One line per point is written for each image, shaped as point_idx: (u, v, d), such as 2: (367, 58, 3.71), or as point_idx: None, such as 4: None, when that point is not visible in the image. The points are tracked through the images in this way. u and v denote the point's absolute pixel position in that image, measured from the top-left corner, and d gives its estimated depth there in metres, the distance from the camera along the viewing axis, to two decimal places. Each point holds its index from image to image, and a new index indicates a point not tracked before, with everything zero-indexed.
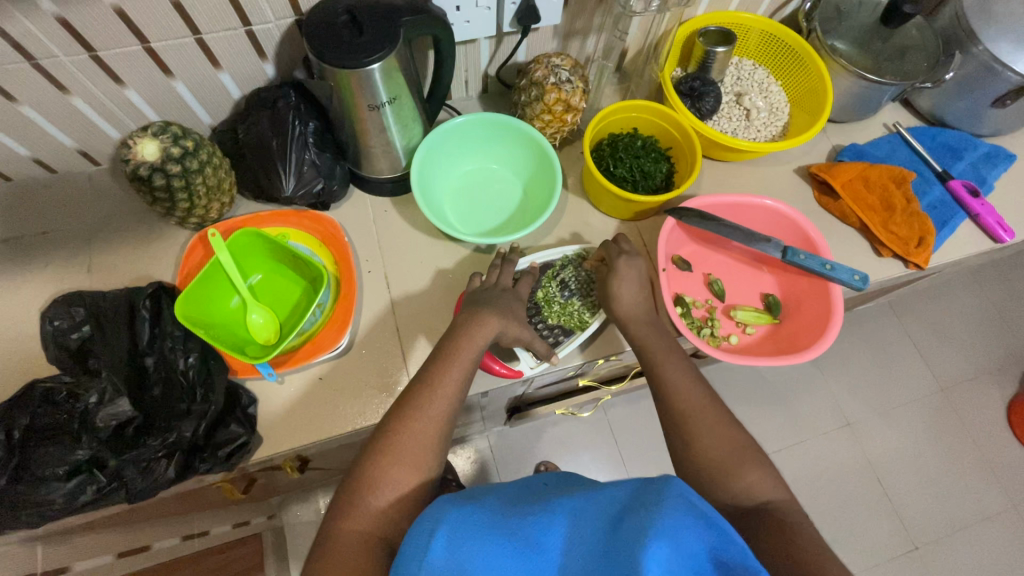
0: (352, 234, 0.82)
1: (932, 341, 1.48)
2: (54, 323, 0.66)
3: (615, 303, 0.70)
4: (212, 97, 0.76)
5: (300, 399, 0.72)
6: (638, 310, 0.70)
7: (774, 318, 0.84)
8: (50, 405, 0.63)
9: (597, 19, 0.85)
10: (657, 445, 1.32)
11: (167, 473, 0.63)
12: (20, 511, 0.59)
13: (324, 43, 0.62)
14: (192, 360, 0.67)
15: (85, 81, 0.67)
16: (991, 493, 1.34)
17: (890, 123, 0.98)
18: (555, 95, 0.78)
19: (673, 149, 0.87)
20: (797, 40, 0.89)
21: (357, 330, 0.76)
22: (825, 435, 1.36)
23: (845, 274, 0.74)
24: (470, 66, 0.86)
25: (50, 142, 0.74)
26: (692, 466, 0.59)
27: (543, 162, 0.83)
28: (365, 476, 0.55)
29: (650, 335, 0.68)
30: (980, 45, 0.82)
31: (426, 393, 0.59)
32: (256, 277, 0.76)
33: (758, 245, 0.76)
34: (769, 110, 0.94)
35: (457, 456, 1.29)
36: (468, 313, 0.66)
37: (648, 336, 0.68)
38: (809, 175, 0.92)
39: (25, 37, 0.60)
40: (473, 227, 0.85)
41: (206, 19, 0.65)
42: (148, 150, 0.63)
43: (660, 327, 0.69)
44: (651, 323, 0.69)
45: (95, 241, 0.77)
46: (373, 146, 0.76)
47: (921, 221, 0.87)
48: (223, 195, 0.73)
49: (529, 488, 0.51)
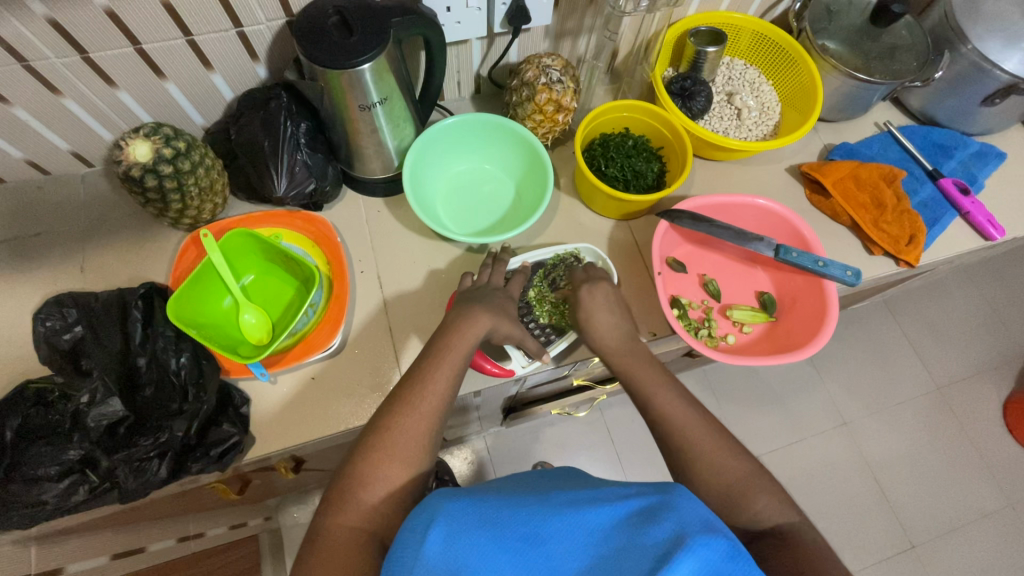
0: (345, 234, 0.82)
1: (928, 340, 1.48)
2: (46, 324, 0.66)
3: (593, 335, 0.70)
4: (205, 98, 0.77)
5: (293, 399, 0.72)
6: (618, 337, 0.69)
7: (769, 317, 0.84)
8: (42, 405, 0.64)
9: (588, 19, 0.86)
10: (653, 444, 1.33)
11: (159, 474, 0.63)
12: (11, 511, 0.59)
13: (314, 44, 0.63)
14: (184, 360, 0.66)
15: (76, 82, 0.68)
16: (987, 492, 1.34)
17: (881, 122, 0.99)
18: (546, 95, 0.79)
19: (664, 149, 0.87)
20: (787, 40, 0.90)
21: (350, 330, 0.76)
22: (821, 433, 1.36)
23: (838, 270, 0.75)
24: (462, 67, 0.87)
25: (43, 144, 0.74)
26: (685, 460, 0.59)
27: (535, 163, 0.83)
28: (355, 473, 0.55)
29: (630, 362, 0.67)
30: (969, 43, 0.83)
31: (418, 390, 0.59)
32: (249, 277, 0.77)
33: (750, 244, 0.76)
34: (761, 109, 0.94)
35: (454, 457, 1.30)
36: (459, 311, 0.66)
37: (627, 363, 0.67)
38: (800, 174, 0.93)
39: (17, 39, 0.60)
40: (465, 227, 0.85)
41: (197, 20, 0.65)
42: (141, 151, 0.63)
43: (639, 351, 0.68)
44: (628, 350, 0.68)
45: (89, 242, 0.78)
46: (365, 147, 0.76)
47: (911, 219, 0.87)
48: (215, 196, 0.73)
49: (526, 484, 0.52)
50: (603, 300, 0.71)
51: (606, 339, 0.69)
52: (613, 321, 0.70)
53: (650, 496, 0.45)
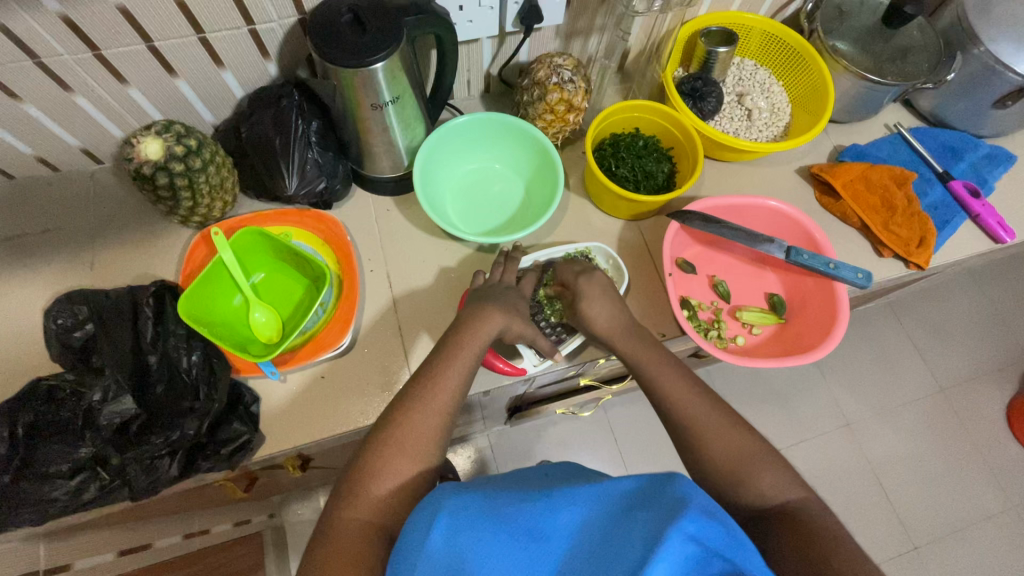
0: (355, 234, 0.82)
1: (932, 341, 1.48)
2: (58, 321, 0.66)
3: (603, 308, 0.71)
4: (215, 96, 0.77)
5: (302, 397, 0.72)
6: (624, 312, 0.70)
7: (778, 318, 0.84)
8: (53, 403, 0.63)
9: (599, 19, 0.86)
10: (657, 444, 1.33)
11: (170, 471, 0.64)
12: (21, 509, 0.59)
13: (328, 43, 0.62)
14: (194, 359, 0.67)
15: (88, 80, 0.68)
16: (989, 493, 1.34)
17: (891, 124, 0.98)
18: (557, 95, 0.78)
19: (674, 149, 0.87)
20: (799, 40, 0.89)
21: (359, 328, 0.76)
22: (823, 434, 1.36)
23: (849, 273, 0.75)
24: (472, 65, 0.87)
25: (52, 140, 0.74)
26: (694, 456, 0.60)
27: (545, 162, 0.83)
28: (367, 467, 0.55)
29: (634, 348, 0.68)
30: (981, 45, 0.82)
31: (430, 386, 0.59)
32: (258, 275, 0.76)
33: (761, 245, 0.76)
34: (771, 111, 0.94)
35: (457, 456, 1.30)
36: (471, 309, 0.66)
37: (641, 332, 0.69)
38: (810, 175, 0.93)
39: (28, 35, 0.60)
40: (475, 227, 0.85)
41: (210, 18, 0.65)
42: (152, 149, 0.62)
43: (646, 328, 0.70)
44: (636, 328, 0.69)
45: (98, 239, 0.77)
46: (375, 145, 0.76)
47: (921, 221, 0.87)
48: (225, 194, 0.72)
49: (534, 478, 0.51)
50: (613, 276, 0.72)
51: (616, 314, 0.70)
52: (612, 305, 0.70)
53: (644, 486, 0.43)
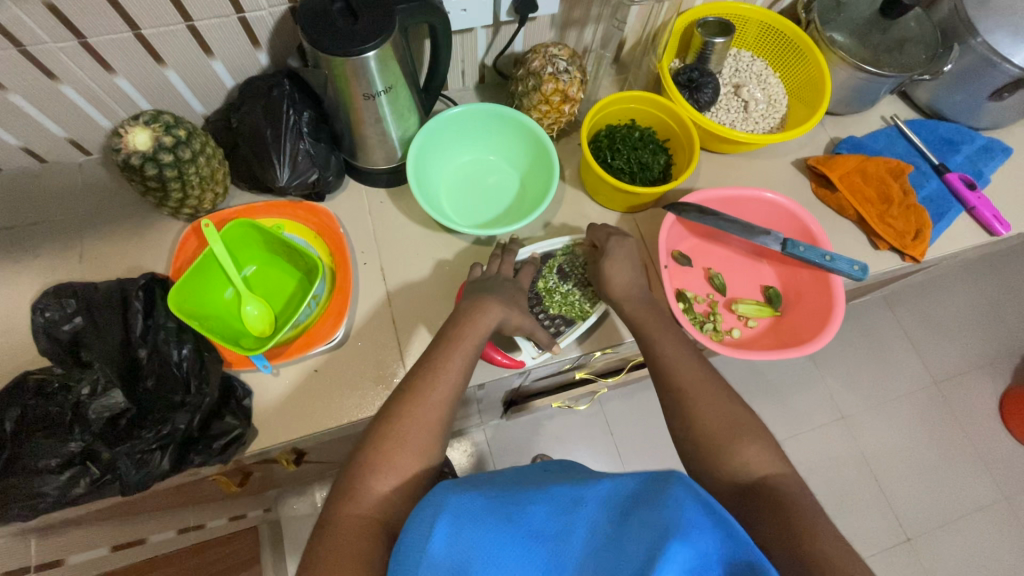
0: (348, 225, 0.81)
1: (926, 334, 1.49)
2: (44, 314, 0.65)
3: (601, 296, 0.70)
4: (205, 86, 0.76)
5: (295, 390, 0.71)
6: (632, 294, 0.70)
7: (775, 311, 0.84)
8: (43, 396, 0.63)
9: (595, 9, 0.85)
10: (653, 437, 1.33)
11: (162, 466, 0.62)
12: (11, 504, 0.59)
13: (319, 31, 0.61)
14: (186, 352, 0.66)
15: (76, 70, 0.66)
16: (982, 485, 1.35)
17: (888, 116, 0.98)
18: (552, 85, 0.78)
19: (671, 141, 0.86)
20: (796, 32, 0.89)
21: (352, 321, 0.76)
22: (819, 427, 1.37)
23: (846, 264, 0.74)
24: (466, 56, 0.86)
25: (40, 131, 0.73)
26: (692, 449, 0.59)
27: (540, 153, 0.82)
28: (365, 462, 0.54)
29: None
30: (978, 36, 0.82)
31: (428, 379, 0.59)
32: (251, 268, 0.76)
33: (757, 238, 0.76)
34: (768, 102, 0.93)
35: (454, 450, 1.29)
36: (469, 301, 0.66)
37: (638, 325, 0.68)
38: (806, 168, 0.92)
39: (14, 24, 0.59)
40: (470, 220, 0.84)
41: (198, 6, 0.64)
42: (140, 139, 0.61)
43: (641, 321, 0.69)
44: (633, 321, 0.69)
45: (88, 232, 0.76)
46: (369, 136, 0.75)
47: (917, 213, 0.87)
48: (216, 185, 0.71)
49: (535, 476, 0.50)
50: (614, 264, 0.71)
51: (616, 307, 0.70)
52: (614, 294, 0.70)
53: (646, 485, 0.42)
